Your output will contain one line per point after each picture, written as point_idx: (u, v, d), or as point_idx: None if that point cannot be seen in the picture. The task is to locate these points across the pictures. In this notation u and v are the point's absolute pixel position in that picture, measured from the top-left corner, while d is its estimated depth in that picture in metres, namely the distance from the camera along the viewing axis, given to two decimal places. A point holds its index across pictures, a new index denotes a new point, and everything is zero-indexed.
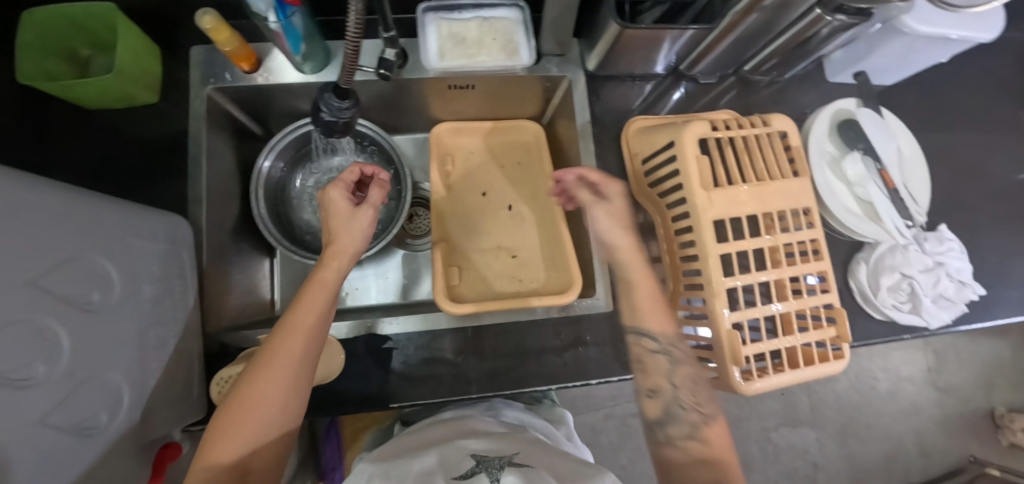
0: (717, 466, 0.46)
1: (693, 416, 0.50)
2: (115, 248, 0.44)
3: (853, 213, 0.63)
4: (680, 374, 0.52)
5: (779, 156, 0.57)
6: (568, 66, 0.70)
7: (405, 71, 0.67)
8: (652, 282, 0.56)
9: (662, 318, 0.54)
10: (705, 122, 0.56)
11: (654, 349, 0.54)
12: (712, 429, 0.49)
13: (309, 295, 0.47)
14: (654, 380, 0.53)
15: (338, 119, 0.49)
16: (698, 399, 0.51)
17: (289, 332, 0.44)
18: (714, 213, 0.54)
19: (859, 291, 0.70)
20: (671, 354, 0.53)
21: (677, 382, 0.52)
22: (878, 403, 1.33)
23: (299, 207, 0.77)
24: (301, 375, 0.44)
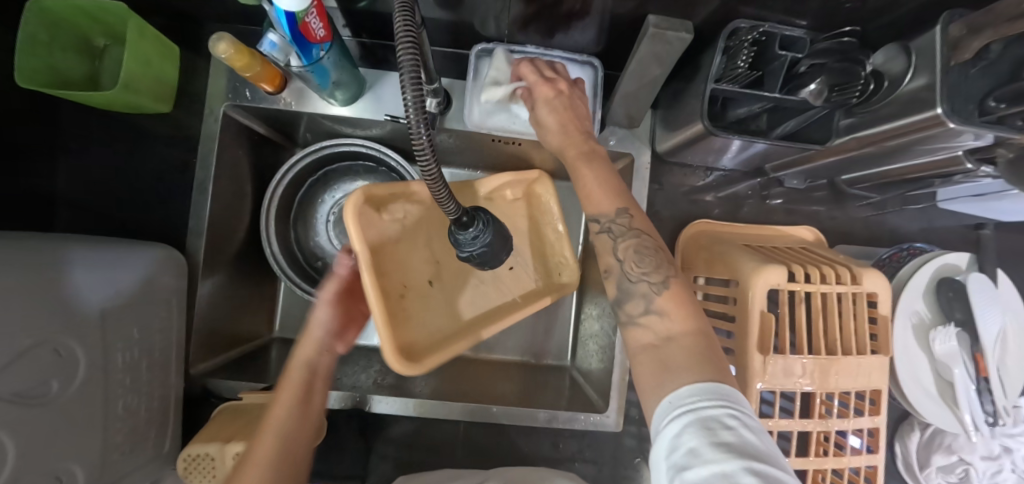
0: (681, 339, 0.34)
1: (653, 283, 0.38)
2: (86, 320, 0.40)
3: (925, 389, 0.54)
4: (625, 246, 0.40)
5: (862, 324, 0.48)
6: (633, 143, 0.60)
7: (446, 119, 0.58)
8: (595, 169, 0.43)
9: (598, 196, 0.42)
10: (783, 270, 0.46)
11: (603, 231, 0.42)
12: (668, 296, 0.37)
13: (298, 357, 0.45)
14: (606, 263, 0.42)
15: (472, 253, 0.37)
16: (642, 265, 0.39)
17: (282, 391, 0.42)
18: (766, 383, 0.46)
19: (903, 457, 0.63)
20: (620, 239, 0.40)
21: (622, 255, 0.40)
22: None
23: (315, 228, 0.72)
24: (310, 417, 0.42)
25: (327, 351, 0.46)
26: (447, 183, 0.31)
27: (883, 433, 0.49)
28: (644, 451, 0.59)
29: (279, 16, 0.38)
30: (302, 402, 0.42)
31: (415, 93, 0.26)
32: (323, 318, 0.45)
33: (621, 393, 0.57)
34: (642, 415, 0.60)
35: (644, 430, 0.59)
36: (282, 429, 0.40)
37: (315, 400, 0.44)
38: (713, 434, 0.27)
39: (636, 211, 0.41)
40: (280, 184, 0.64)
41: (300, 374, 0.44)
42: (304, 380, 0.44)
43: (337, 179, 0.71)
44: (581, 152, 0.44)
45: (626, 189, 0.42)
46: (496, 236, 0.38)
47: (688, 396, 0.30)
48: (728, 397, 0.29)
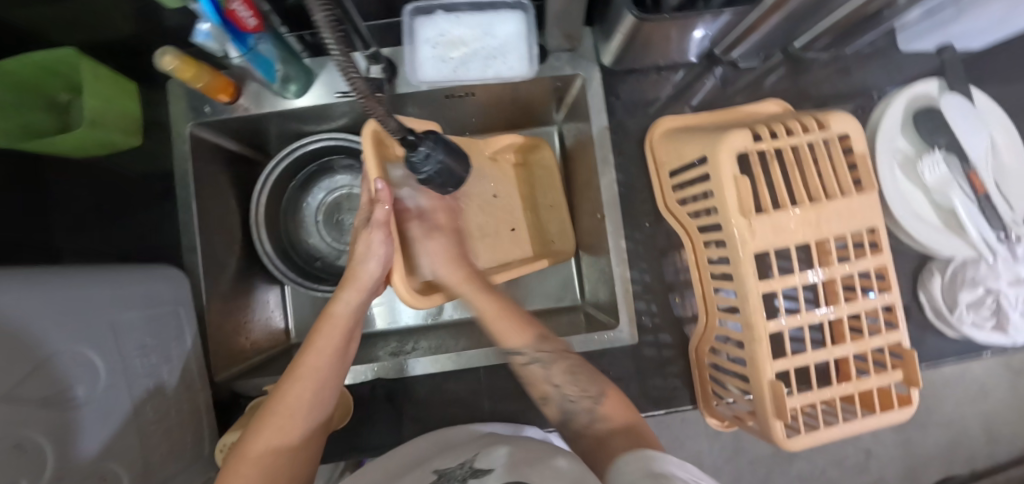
0: (624, 433, 0.43)
1: (590, 399, 0.47)
2: (99, 333, 0.42)
3: (927, 223, 0.53)
4: (560, 372, 0.49)
5: (840, 167, 0.48)
6: (580, 62, 0.60)
7: (396, 86, 0.60)
8: (504, 306, 0.53)
9: (514, 333, 0.51)
10: (746, 133, 0.47)
11: (528, 360, 0.51)
12: (608, 406, 0.46)
13: (344, 295, 0.47)
14: (543, 389, 0.50)
15: (424, 169, 0.38)
16: (578, 386, 0.48)
17: (325, 326, 0.46)
18: (757, 245, 0.46)
19: (930, 305, 0.60)
20: (550, 366, 0.50)
21: (557, 380, 0.49)
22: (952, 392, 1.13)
23: (307, 230, 0.74)
24: (341, 355, 0.46)
25: (370, 294, 0.48)
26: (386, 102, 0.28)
27: (892, 269, 0.48)
28: (666, 357, 0.59)
29: (204, 2, 0.40)
30: (339, 349, 0.46)
31: (326, 1, 0.17)
32: (371, 268, 0.46)
33: (628, 302, 0.56)
34: (656, 323, 0.59)
35: (661, 337, 0.59)
36: (318, 368, 0.44)
37: (349, 347, 0.48)
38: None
39: (551, 339, 0.52)
40: (264, 193, 0.67)
41: (342, 318, 0.47)
42: (345, 325, 0.47)
43: (316, 181, 0.74)
44: (478, 289, 0.53)
45: (532, 325, 0.53)
46: (449, 153, 0.40)
47: (637, 464, 0.37)
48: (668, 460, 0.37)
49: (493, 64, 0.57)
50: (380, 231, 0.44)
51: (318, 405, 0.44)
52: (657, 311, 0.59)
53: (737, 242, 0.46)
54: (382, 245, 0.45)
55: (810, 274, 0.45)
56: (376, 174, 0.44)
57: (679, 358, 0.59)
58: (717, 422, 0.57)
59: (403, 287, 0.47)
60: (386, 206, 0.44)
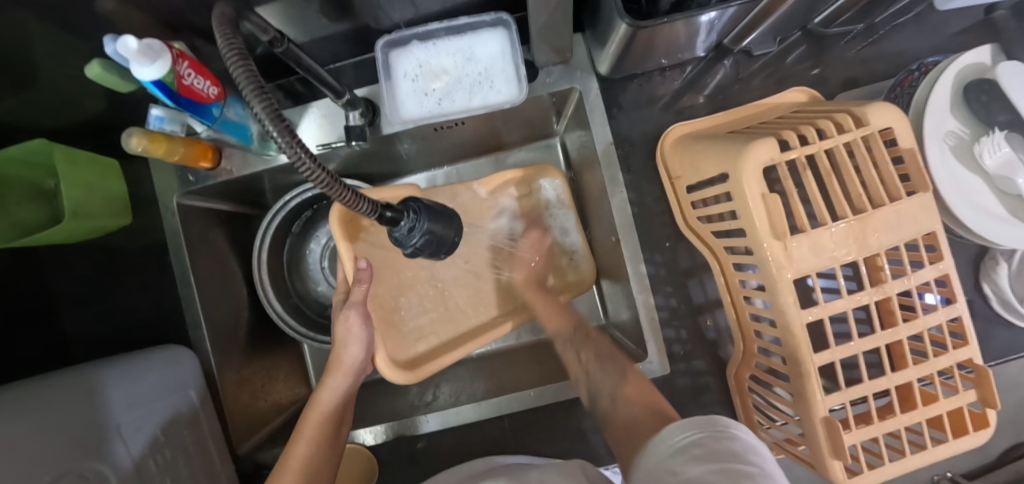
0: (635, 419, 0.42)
1: (615, 383, 0.49)
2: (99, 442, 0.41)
3: (989, 212, 0.47)
4: (589, 356, 0.54)
5: (886, 167, 0.42)
6: (575, 75, 0.55)
7: (379, 127, 0.56)
8: (547, 302, 0.59)
9: (556, 321, 0.58)
10: (771, 142, 0.41)
11: (566, 346, 0.58)
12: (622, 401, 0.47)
13: (328, 382, 0.50)
14: (574, 371, 0.55)
15: (409, 242, 0.35)
16: (603, 370, 0.52)
17: (310, 413, 0.48)
18: (795, 270, 0.41)
19: (997, 296, 0.54)
20: (579, 350, 0.56)
21: (584, 362, 0.54)
22: None
23: (313, 278, 0.72)
24: (331, 436, 0.47)
25: (354, 378, 0.51)
26: (361, 193, 0.27)
27: (956, 277, 0.42)
28: (703, 385, 0.55)
29: (152, 87, 0.38)
30: (328, 438, 0.47)
31: (259, 96, 0.20)
32: (353, 352, 0.50)
33: (656, 333, 0.52)
34: (688, 349, 0.55)
35: (695, 364, 0.54)
36: (309, 452, 0.45)
37: (338, 435, 0.48)
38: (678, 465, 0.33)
39: (587, 329, 0.58)
40: (266, 251, 0.64)
41: (328, 406, 0.49)
42: (332, 412, 0.49)
43: (317, 227, 0.71)
44: (541, 295, 0.59)
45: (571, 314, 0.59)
46: (434, 219, 0.36)
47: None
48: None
49: (478, 91, 0.52)
50: (356, 311, 0.49)
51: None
52: (688, 337, 0.55)
53: (775, 271, 0.41)
54: (361, 329, 0.49)
55: (863, 297, 0.40)
56: (342, 239, 0.48)
57: (717, 384, 0.54)
58: None
59: (383, 363, 0.50)
60: (363, 286, 0.49)
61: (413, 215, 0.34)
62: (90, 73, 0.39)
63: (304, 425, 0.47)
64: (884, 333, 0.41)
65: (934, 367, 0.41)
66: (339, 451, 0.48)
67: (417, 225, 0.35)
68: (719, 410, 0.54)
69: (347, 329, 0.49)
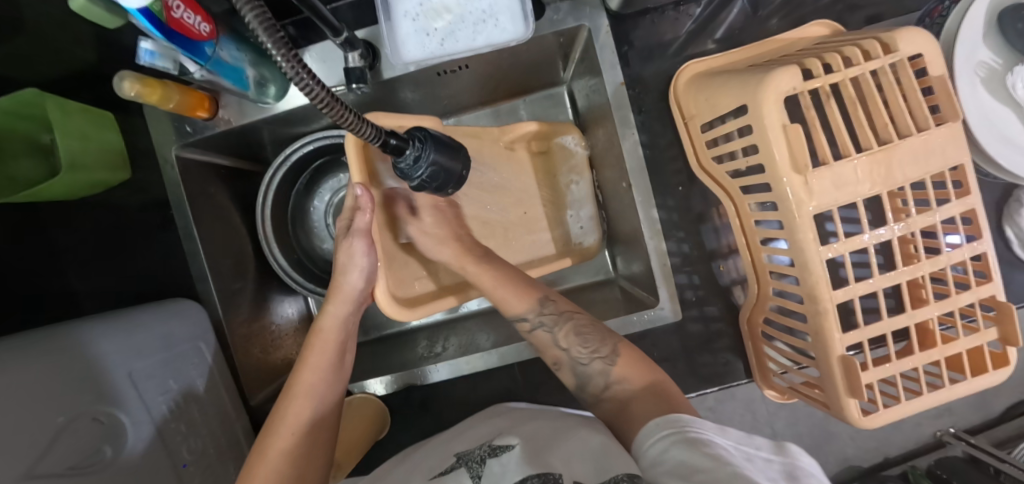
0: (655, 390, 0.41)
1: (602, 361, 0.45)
2: (112, 387, 0.42)
3: (1018, 148, 0.45)
4: (564, 334, 0.47)
5: (915, 95, 0.40)
6: (584, 11, 0.51)
7: (380, 71, 0.54)
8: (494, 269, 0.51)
9: (517, 300, 0.49)
10: (795, 69, 0.38)
11: (532, 326, 0.49)
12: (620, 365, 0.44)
13: (330, 310, 0.49)
14: (553, 354, 0.48)
15: (411, 174, 0.34)
16: (588, 347, 0.46)
17: (313, 345, 0.48)
18: (816, 205, 0.39)
19: (1019, 239, 0.52)
20: (557, 329, 0.48)
21: (565, 343, 0.47)
22: None
23: (318, 235, 0.71)
24: (336, 364, 0.48)
25: (356, 306, 0.49)
26: (364, 117, 0.25)
27: (983, 212, 0.40)
28: (715, 331, 0.54)
29: (140, 18, 0.36)
30: (333, 364, 0.48)
31: (249, 1, 0.16)
32: (356, 280, 0.47)
33: (669, 277, 0.50)
34: (700, 295, 0.54)
35: (707, 309, 0.54)
36: (313, 382, 0.46)
37: (344, 361, 0.49)
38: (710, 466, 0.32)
39: (553, 299, 0.50)
40: (269, 205, 0.63)
41: (332, 333, 0.48)
42: (337, 339, 0.49)
43: (321, 181, 0.70)
44: (477, 260, 0.51)
45: (533, 286, 0.51)
46: (441, 151, 0.36)
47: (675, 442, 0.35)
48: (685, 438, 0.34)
49: (481, 30, 0.49)
50: (361, 240, 0.45)
51: (324, 414, 0.45)
52: (700, 283, 0.54)
53: (796, 207, 0.39)
54: (365, 257, 0.46)
55: (882, 229, 0.39)
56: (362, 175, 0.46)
57: (729, 330, 0.53)
58: (776, 395, 0.52)
59: (387, 302, 0.49)
60: (369, 213, 0.45)
61: (416, 145, 0.33)
62: (74, 6, 0.36)
63: (308, 354, 0.47)
64: (907, 270, 0.40)
65: (956, 302, 0.40)
66: (345, 374, 0.49)
67: (420, 156, 0.34)
68: (728, 356, 0.54)
69: (353, 254, 0.46)
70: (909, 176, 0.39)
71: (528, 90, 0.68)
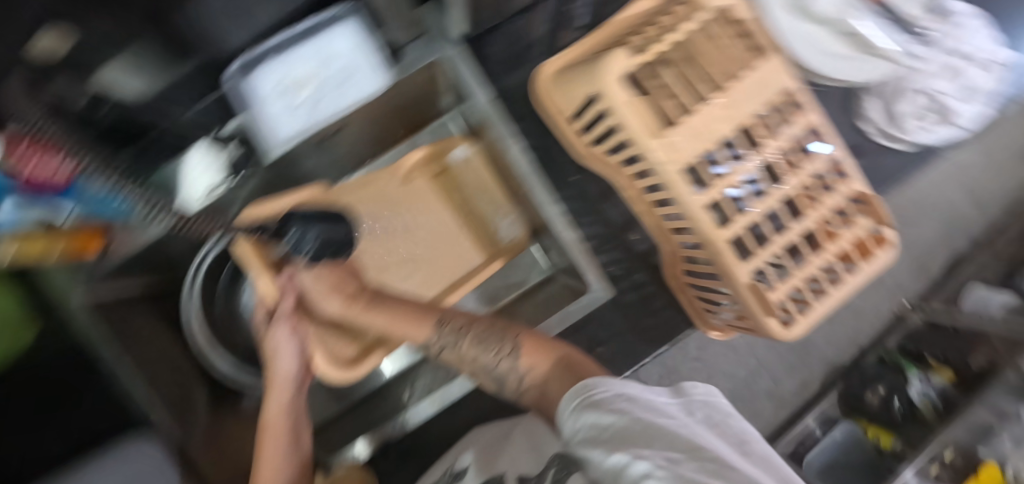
0: None
1: (510, 358, 0.41)
2: None
3: (840, 57, 0.53)
4: (468, 346, 0.43)
5: (731, 41, 0.44)
6: (435, 45, 0.54)
7: (261, 155, 0.54)
8: (386, 307, 0.48)
9: (414, 328, 0.45)
10: (623, 50, 0.42)
11: (440, 349, 0.45)
12: (527, 354, 0.40)
13: (272, 398, 0.45)
14: (467, 369, 0.44)
15: None
16: (491, 350, 0.42)
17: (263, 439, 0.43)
18: (683, 162, 0.43)
19: (877, 130, 0.57)
20: (460, 344, 0.44)
21: (471, 354, 0.43)
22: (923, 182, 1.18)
23: None
24: (296, 450, 0.43)
25: (297, 387, 0.47)
26: None
27: (822, 121, 0.45)
28: (649, 294, 0.57)
29: None
30: (289, 452, 0.43)
31: None
32: (288, 362, 0.47)
33: (591, 260, 0.53)
34: (626, 267, 0.57)
35: (635, 277, 0.57)
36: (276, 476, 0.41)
37: (301, 444, 0.45)
38: (605, 413, 0.30)
39: (453, 316, 0.46)
40: (195, 314, 0.62)
41: (277, 421, 0.44)
42: (285, 426, 0.44)
43: None
44: (366, 304, 0.48)
45: (432, 310, 0.47)
46: None
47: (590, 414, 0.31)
48: (601, 397, 0.31)
49: (346, 89, 0.52)
50: (285, 324, 0.48)
51: None
52: (621, 256, 0.57)
53: (668, 169, 0.42)
54: (291, 340, 0.48)
55: (744, 165, 0.43)
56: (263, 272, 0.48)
57: (660, 290, 0.57)
58: (720, 335, 0.55)
59: (331, 368, 0.52)
60: (290, 296, 0.49)
61: None
62: None
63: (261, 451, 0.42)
64: (779, 192, 0.44)
65: (826, 204, 0.45)
66: (308, 460, 0.45)
67: None
68: (669, 312, 0.57)
69: (279, 340, 0.47)
70: (751, 111, 0.43)
71: (418, 125, 0.70)
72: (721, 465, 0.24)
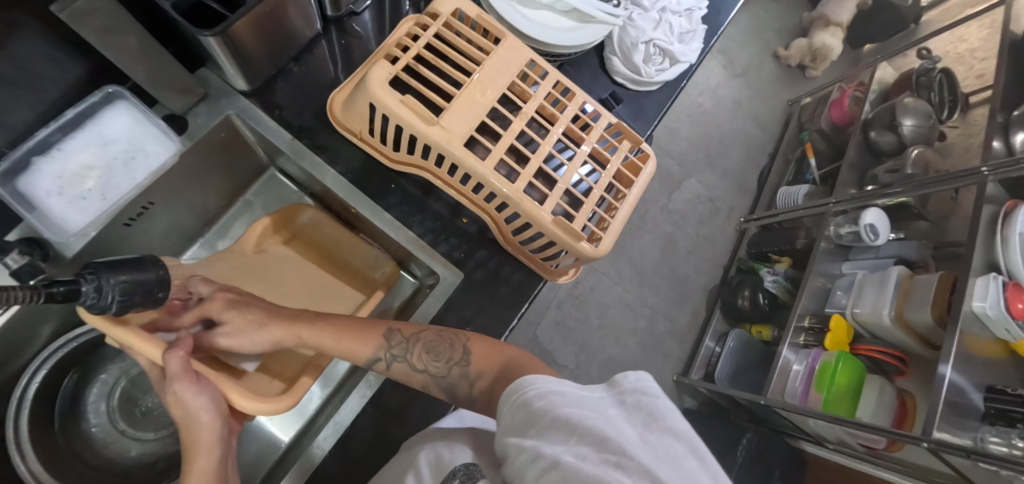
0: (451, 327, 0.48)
1: (461, 364, 0.49)
2: None
3: (569, 29, 0.63)
4: (418, 355, 0.50)
5: (470, 36, 0.54)
6: (221, 103, 0.57)
7: (56, 255, 0.50)
8: (334, 328, 0.51)
9: (361, 345, 0.50)
10: (380, 60, 0.48)
11: (389, 363, 0.50)
12: (479, 360, 0.48)
13: (196, 470, 0.41)
14: (417, 379, 0.50)
15: (101, 305, 0.35)
16: (442, 359, 0.49)
17: None
18: (462, 137, 0.49)
19: (626, 80, 0.72)
20: (408, 353, 0.50)
21: (421, 364, 0.50)
22: (712, 119, 1.50)
23: (113, 449, 0.62)
24: None
25: (222, 449, 0.43)
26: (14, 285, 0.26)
27: (564, 80, 0.57)
28: (496, 265, 0.62)
29: None
30: None
31: None
32: (204, 420, 0.42)
33: (426, 250, 0.58)
34: (467, 248, 0.62)
35: (478, 255, 0.61)
36: None
37: None
38: (539, 414, 0.36)
39: (398, 329, 0.51)
40: (33, 458, 0.53)
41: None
42: None
43: (80, 393, 0.63)
44: (293, 321, 0.51)
45: (374, 326, 0.52)
46: (123, 268, 0.36)
47: (524, 393, 0.39)
48: (542, 409, 0.36)
49: (136, 165, 0.52)
50: (184, 380, 0.42)
51: None
52: (459, 241, 0.61)
53: (452, 146, 0.49)
54: (200, 395, 0.43)
55: (511, 127, 0.51)
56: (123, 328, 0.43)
57: (503, 258, 0.62)
58: (566, 277, 0.63)
59: (256, 405, 0.47)
60: (176, 352, 0.43)
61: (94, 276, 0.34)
62: None
63: None
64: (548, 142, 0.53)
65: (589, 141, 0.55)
66: None
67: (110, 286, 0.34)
68: (518, 275, 0.63)
69: (181, 394, 0.42)
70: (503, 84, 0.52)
71: (243, 185, 0.71)
72: (622, 456, 0.30)
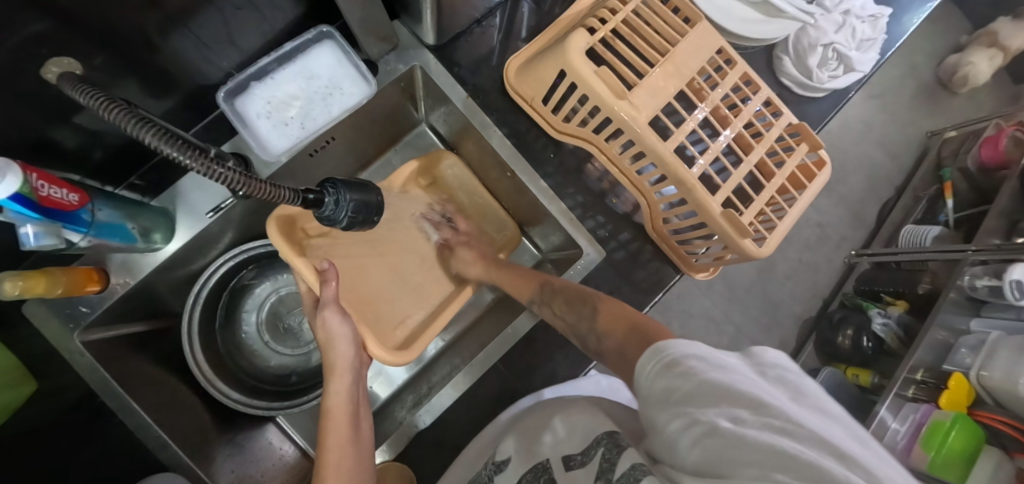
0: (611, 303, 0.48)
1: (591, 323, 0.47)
2: None
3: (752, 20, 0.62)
4: (562, 311, 0.52)
5: (665, 15, 0.53)
6: (409, 55, 0.60)
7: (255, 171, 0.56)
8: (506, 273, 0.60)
9: (520, 288, 0.57)
10: (581, 29, 0.49)
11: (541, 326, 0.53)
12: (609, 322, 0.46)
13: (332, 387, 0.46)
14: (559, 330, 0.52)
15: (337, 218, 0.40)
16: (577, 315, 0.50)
17: (327, 422, 0.44)
18: (648, 116, 0.49)
19: (793, 82, 0.67)
20: (553, 306, 0.53)
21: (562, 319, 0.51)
22: (836, 140, 1.38)
23: (261, 356, 0.70)
24: (357, 433, 0.45)
25: (355, 374, 0.49)
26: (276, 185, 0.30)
27: (752, 72, 0.54)
28: (635, 250, 0.63)
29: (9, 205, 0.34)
30: (352, 437, 0.44)
31: None
32: (343, 349, 0.48)
33: (575, 227, 0.60)
34: (611, 228, 0.62)
35: (621, 236, 0.62)
36: (341, 454, 0.42)
37: (360, 428, 0.46)
38: (678, 375, 0.29)
39: (549, 282, 0.56)
40: (201, 353, 0.62)
41: (342, 405, 0.46)
42: (347, 410, 0.46)
43: (238, 302, 0.70)
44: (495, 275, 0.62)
45: (531, 276, 0.58)
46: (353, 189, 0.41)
47: (662, 356, 0.32)
48: (684, 369, 0.29)
49: (332, 101, 0.56)
50: (332, 308, 0.48)
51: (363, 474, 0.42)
52: (605, 219, 0.62)
53: (637, 123, 0.49)
54: (343, 323, 0.49)
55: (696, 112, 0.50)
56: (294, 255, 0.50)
57: (644, 244, 0.62)
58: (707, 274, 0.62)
59: (382, 352, 0.52)
60: (332, 282, 0.50)
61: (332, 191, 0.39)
62: None
63: (325, 437, 0.43)
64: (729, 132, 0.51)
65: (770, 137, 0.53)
66: (366, 443, 0.45)
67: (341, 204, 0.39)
68: (655, 264, 0.63)
69: (329, 321, 0.48)
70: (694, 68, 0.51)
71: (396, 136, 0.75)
72: (790, 422, 0.23)
